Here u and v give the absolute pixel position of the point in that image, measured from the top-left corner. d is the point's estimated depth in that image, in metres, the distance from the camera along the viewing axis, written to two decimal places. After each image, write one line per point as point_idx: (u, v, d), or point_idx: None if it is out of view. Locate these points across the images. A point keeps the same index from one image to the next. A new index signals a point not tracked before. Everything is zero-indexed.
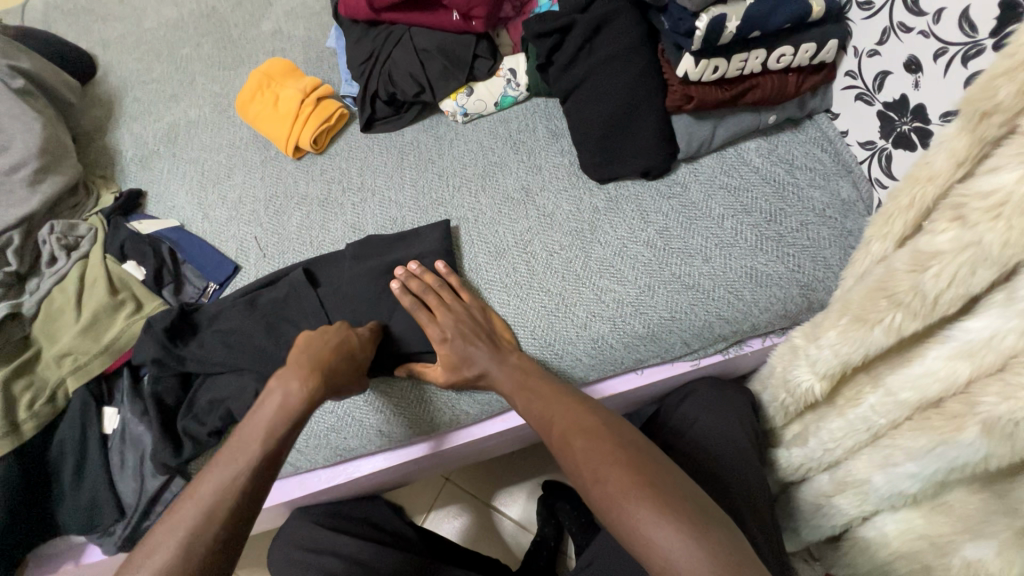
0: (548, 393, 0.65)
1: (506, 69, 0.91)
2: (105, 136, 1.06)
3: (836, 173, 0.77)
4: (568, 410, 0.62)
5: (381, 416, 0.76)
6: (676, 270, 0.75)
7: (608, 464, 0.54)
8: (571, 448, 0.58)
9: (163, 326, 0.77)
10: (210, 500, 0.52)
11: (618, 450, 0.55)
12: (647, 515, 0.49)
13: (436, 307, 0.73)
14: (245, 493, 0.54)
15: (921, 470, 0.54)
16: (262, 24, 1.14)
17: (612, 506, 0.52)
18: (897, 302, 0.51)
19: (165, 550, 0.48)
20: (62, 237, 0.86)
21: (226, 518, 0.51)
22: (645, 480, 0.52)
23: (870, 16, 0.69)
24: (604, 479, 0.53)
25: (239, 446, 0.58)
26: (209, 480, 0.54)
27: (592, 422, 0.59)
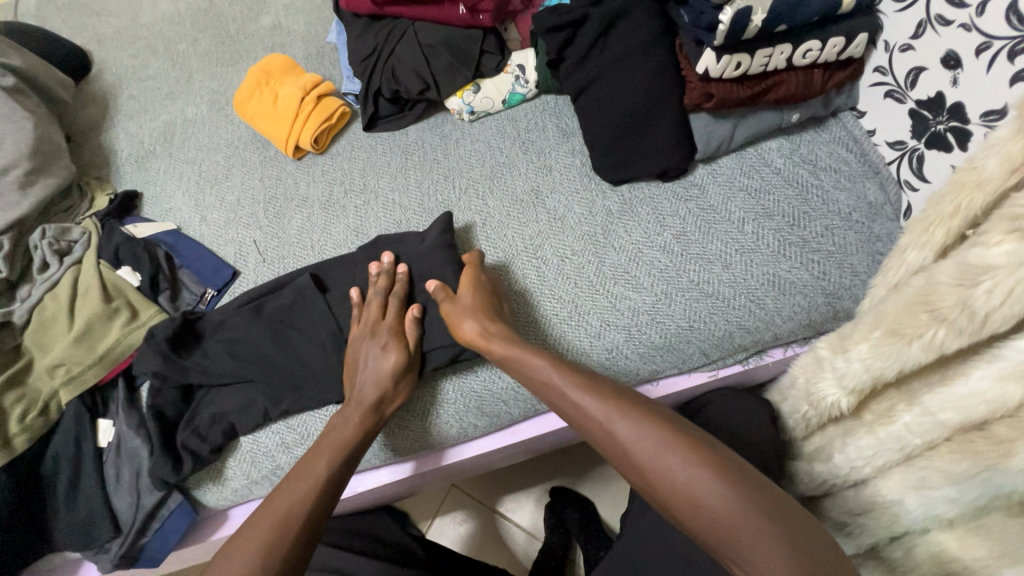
0: (592, 381, 0.59)
1: (514, 64, 0.87)
2: (99, 135, 1.02)
3: (862, 175, 0.74)
4: (619, 397, 0.56)
5: (408, 419, 0.73)
6: (696, 277, 0.72)
7: (680, 456, 0.50)
8: (631, 441, 0.53)
9: (166, 336, 0.74)
10: (283, 513, 0.58)
11: (688, 439, 0.51)
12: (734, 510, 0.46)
13: (464, 280, 0.72)
14: (305, 522, 0.58)
15: (961, 495, 0.51)
16: (261, 18, 1.10)
17: (692, 499, 0.48)
18: (940, 317, 0.47)
19: (246, 554, 0.54)
20: (54, 241, 0.82)
21: (286, 549, 0.55)
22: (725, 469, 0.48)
23: (904, 8, 0.65)
24: (682, 470, 0.49)
25: (303, 473, 0.62)
26: (283, 495, 0.60)
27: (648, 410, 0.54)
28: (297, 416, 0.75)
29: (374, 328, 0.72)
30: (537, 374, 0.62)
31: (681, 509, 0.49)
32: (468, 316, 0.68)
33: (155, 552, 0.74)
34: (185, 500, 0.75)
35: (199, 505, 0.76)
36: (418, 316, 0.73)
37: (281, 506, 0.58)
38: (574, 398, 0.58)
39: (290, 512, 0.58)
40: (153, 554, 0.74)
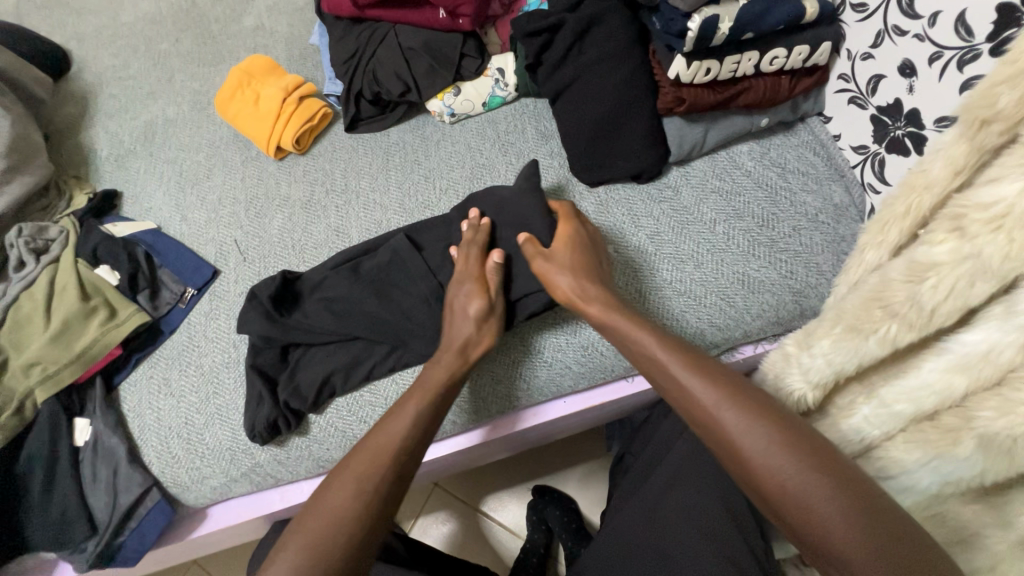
0: (688, 354, 0.58)
1: (494, 68, 0.88)
2: (78, 134, 1.02)
3: (828, 177, 0.76)
4: (719, 376, 0.55)
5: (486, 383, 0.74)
6: (668, 275, 0.74)
7: (782, 441, 0.48)
8: (738, 429, 0.50)
9: (268, 294, 0.75)
10: (374, 459, 0.58)
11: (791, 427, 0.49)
12: (841, 508, 0.44)
13: (558, 239, 0.72)
14: (396, 470, 0.58)
15: (915, 484, 0.53)
16: (244, 20, 1.10)
17: (793, 486, 0.46)
18: (893, 312, 0.49)
19: (340, 495, 0.55)
20: (31, 240, 0.82)
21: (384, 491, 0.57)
22: (829, 465, 0.47)
23: (864, 18, 0.68)
24: (778, 456, 0.47)
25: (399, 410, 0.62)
26: (375, 440, 0.60)
27: (745, 390, 0.53)
28: None
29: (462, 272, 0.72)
30: (634, 339, 0.61)
31: (769, 490, 0.47)
32: (564, 272, 0.68)
33: (132, 552, 0.73)
34: (164, 499, 0.75)
35: (178, 504, 0.76)
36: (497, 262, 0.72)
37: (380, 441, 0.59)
38: (672, 366, 0.57)
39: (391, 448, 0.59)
40: (129, 554, 0.73)
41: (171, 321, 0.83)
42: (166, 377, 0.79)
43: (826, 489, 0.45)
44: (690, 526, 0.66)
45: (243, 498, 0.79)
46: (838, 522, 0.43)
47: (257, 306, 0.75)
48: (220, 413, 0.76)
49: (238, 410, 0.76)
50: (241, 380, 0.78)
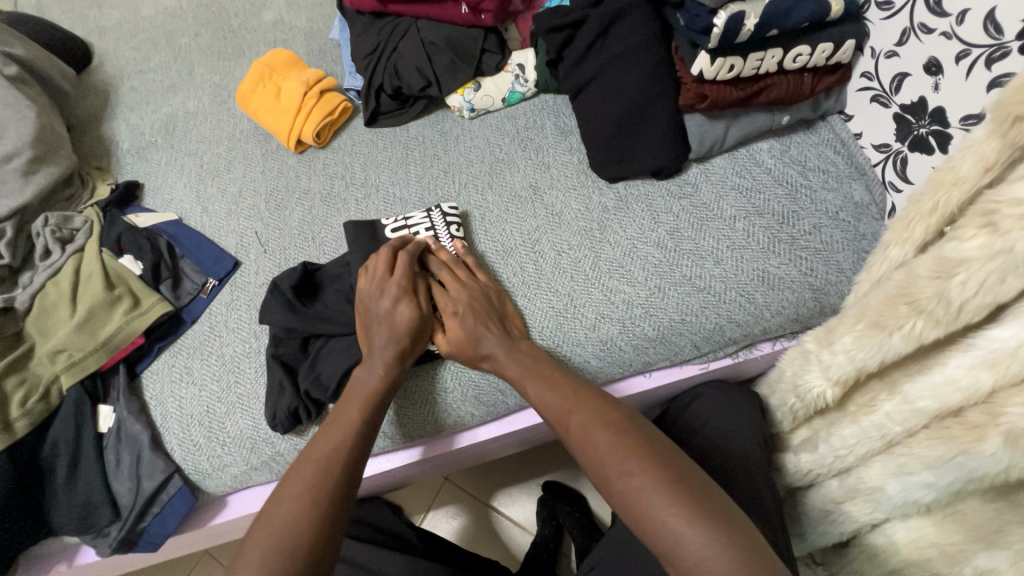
0: (560, 383, 0.64)
1: (514, 64, 0.89)
2: (100, 126, 1.03)
3: (849, 176, 0.76)
4: (577, 403, 0.62)
5: (414, 414, 0.74)
6: (687, 271, 0.74)
7: (626, 457, 0.54)
8: (581, 441, 0.58)
9: (291, 285, 0.77)
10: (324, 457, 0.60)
11: (639, 443, 0.55)
12: (675, 513, 0.49)
13: (450, 283, 0.72)
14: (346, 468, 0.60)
15: (938, 480, 0.53)
16: (264, 14, 1.11)
17: (634, 498, 0.51)
18: (919, 309, 0.50)
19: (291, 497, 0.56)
20: (56, 229, 0.83)
21: (328, 493, 0.57)
22: (669, 474, 0.52)
23: (889, 16, 0.68)
24: (620, 476, 0.53)
25: (337, 423, 0.63)
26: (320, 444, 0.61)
27: (603, 414, 0.59)
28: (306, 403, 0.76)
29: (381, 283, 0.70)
30: (516, 377, 0.67)
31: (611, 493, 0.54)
32: (455, 318, 0.69)
33: (154, 537, 0.74)
34: (185, 486, 0.76)
35: (199, 491, 0.77)
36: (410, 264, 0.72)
37: (313, 454, 0.60)
38: (545, 399, 0.64)
39: (331, 458, 0.60)
40: (152, 538, 0.74)
41: (192, 311, 0.84)
42: (188, 366, 0.80)
43: (661, 499, 0.50)
44: None
45: (265, 486, 0.80)
46: (673, 526, 0.48)
47: (280, 296, 0.76)
48: (240, 401, 0.77)
49: (258, 398, 0.77)
50: (261, 369, 0.79)
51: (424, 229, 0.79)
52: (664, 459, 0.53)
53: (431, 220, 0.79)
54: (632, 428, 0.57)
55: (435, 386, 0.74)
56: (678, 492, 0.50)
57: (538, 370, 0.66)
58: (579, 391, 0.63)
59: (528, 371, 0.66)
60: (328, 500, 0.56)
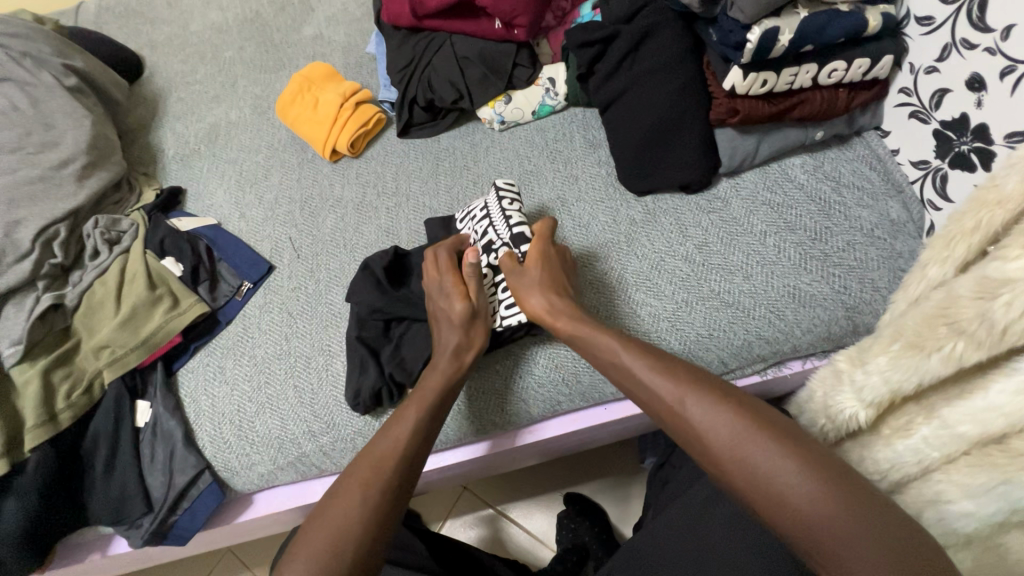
0: (668, 365, 0.58)
1: (545, 77, 0.90)
2: (149, 134, 1.08)
3: (885, 193, 0.75)
4: (690, 375, 0.56)
5: (481, 403, 0.75)
6: (716, 287, 0.73)
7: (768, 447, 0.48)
8: (704, 421, 0.51)
9: (382, 266, 0.81)
10: (376, 465, 0.60)
11: (777, 430, 0.49)
12: (833, 517, 0.43)
13: (532, 256, 0.74)
14: (398, 477, 0.60)
15: (979, 510, 0.51)
16: (304, 29, 1.16)
17: (779, 487, 0.45)
18: (959, 330, 0.49)
19: (342, 510, 0.56)
20: (105, 231, 0.87)
21: (379, 506, 0.57)
22: (817, 467, 0.46)
23: (929, 31, 0.66)
24: (766, 458, 0.47)
25: (392, 430, 0.63)
26: (373, 451, 0.62)
27: (727, 394, 0.53)
28: (325, 406, 0.78)
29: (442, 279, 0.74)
30: (611, 352, 0.63)
31: (748, 478, 0.47)
32: (534, 292, 0.70)
33: (183, 531, 0.77)
34: (215, 482, 0.78)
35: (227, 488, 0.79)
36: (474, 262, 0.74)
37: (374, 450, 0.61)
38: (652, 380, 0.57)
39: (391, 457, 0.61)
40: (182, 532, 0.76)
41: (227, 312, 0.87)
42: (222, 365, 0.83)
43: (818, 501, 0.44)
44: (734, 540, 0.64)
45: (290, 488, 0.81)
46: (833, 531, 0.43)
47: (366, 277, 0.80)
48: (270, 401, 0.79)
49: (287, 399, 0.79)
50: (292, 370, 0.81)
51: (480, 212, 0.80)
52: (808, 450, 0.47)
53: (488, 205, 0.80)
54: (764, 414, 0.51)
55: (507, 378, 0.75)
56: (835, 491, 0.44)
57: (644, 352, 0.61)
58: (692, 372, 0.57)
59: (627, 348, 0.62)
60: (376, 508, 0.57)
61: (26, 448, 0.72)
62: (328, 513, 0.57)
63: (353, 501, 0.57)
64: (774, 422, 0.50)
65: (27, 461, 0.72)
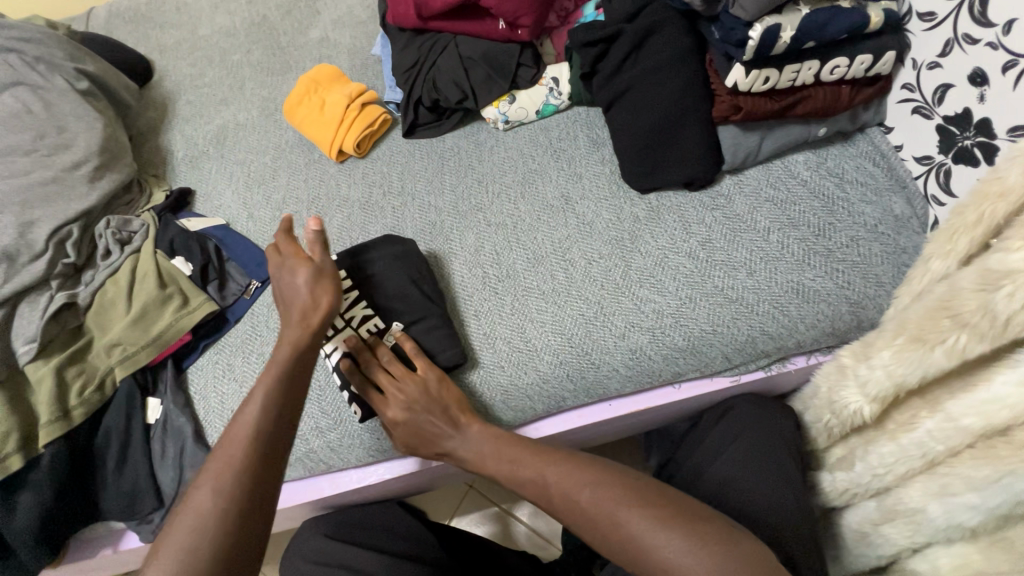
0: (521, 456, 0.64)
1: (549, 77, 0.91)
2: (158, 136, 1.10)
3: (889, 189, 0.75)
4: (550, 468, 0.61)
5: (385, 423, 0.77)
6: (719, 283, 0.74)
7: (615, 498, 0.55)
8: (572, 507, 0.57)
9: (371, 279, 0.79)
10: (237, 448, 0.55)
11: (618, 479, 0.57)
12: (674, 541, 0.50)
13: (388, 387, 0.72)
14: (260, 455, 0.55)
15: (983, 502, 0.51)
16: (311, 32, 1.17)
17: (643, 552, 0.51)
18: (962, 323, 0.49)
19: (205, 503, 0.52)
20: (116, 231, 0.89)
21: (243, 488, 0.53)
22: (651, 497, 0.55)
23: (932, 27, 0.67)
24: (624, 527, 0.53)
25: (248, 408, 0.59)
26: (232, 435, 0.57)
27: (577, 462, 0.60)
28: (332, 402, 0.78)
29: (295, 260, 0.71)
30: (478, 456, 0.67)
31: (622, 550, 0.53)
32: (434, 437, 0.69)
33: None
34: None
35: None
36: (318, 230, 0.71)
37: (233, 436, 0.56)
38: (518, 473, 0.63)
39: (247, 444, 0.56)
40: None
41: (236, 310, 0.88)
42: (231, 363, 0.84)
43: (665, 531, 0.51)
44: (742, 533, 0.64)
45: (296, 483, 0.82)
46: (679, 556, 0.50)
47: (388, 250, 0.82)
48: None
49: None
50: None
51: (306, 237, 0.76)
52: (645, 487, 0.56)
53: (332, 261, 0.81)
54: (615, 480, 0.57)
55: None
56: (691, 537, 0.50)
57: (507, 452, 0.65)
58: (544, 451, 0.64)
59: (488, 448, 0.67)
60: (241, 493, 0.53)
61: (39, 444, 0.74)
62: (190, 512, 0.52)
63: (214, 492, 0.52)
64: (633, 488, 0.56)
65: (41, 456, 0.73)
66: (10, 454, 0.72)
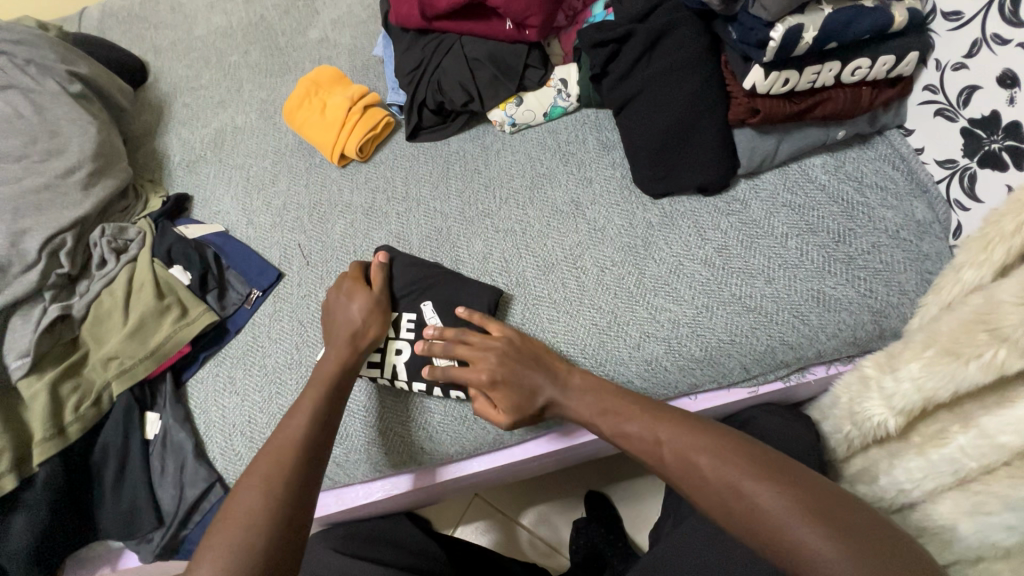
0: (634, 411, 0.61)
1: (557, 79, 0.88)
2: (154, 140, 1.07)
3: (910, 193, 0.73)
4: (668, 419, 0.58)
5: (388, 440, 0.74)
6: (737, 291, 0.72)
7: (745, 469, 0.50)
8: (693, 464, 0.53)
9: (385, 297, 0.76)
10: (285, 445, 0.61)
11: (749, 453, 0.52)
12: (815, 527, 0.45)
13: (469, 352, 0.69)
14: (303, 452, 0.61)
15: (1021, 522, 0.49)
16: (310, 32, 1.14)
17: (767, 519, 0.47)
18: (1000, 337, 0.48)
19: (250, 490, 0.57)
20: (112, 240, 0.86)
21: (288, 480, 0.58)
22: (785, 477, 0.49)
23: (957, 27, 0.65)
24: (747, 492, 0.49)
25: (295, 410, 0.65)
26: (278, 433, 0.63)
27: (698, 427, 0.56)
28: None
29: (338, 283, 0.76)
30: (587, 410, 0.64)
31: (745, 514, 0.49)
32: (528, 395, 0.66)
33: (194, 545, 0.75)
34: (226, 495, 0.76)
35: None
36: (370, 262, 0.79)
37: (280, 436, 0.62)
38: (633, 429, 0.59)
39: (285, 452, 0.61)
40: (193, 546, 0.75)
41: (236, 321, 0.85)
42: (231, 375, 0.81)
43: (791, 511, 0.47)
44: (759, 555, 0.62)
45: None
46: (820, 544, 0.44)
47: (410, 259, 0.79)
48: (280, 413, 0.77)
49: None
50: (303, 380, 0.79)
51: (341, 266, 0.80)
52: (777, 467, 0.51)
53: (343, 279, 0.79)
54: (743, 447, 0.53)
55: (409, 419, 0.75)
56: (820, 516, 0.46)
57: (607, 404, 0.63)
58: (664, 412, 0.60)
59: (596, 404, 0.64)
60: (286, 484, 0.58)
61: (34, 463, 0.71)
62: (237, 498, 0.57)
63: (261, 477, 0.58)
64: (760, 457, 0.52)
65: (36, 475, 0.71)
66: (3, 474, 0.69)
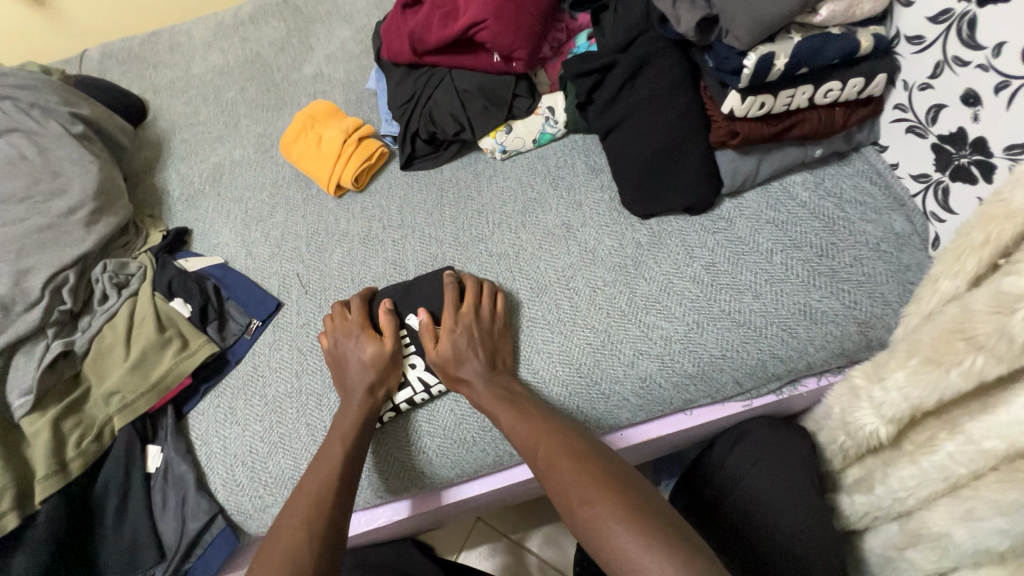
0: (524, 411, 0.67)
1: (545, 106, 0.91)
2: (153, 176, 1.09)
3: (888, 207, 0.75)
4: (541, 426, 0.64)
5: (389, 468, 0.75)
6: (726, 307, 0.73)
7: (590, 487, 0.55)
8: (550, 475, 0.59)
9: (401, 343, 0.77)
10: (316, 493, 0.63)
11: (599, 469, 0.57)
12: (635, 541, 0.50)
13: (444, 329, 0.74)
14: (336, 498, 0.63)
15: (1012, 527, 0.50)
16: (305, 68, 1.18)
17: (592, 526, 0.53)
18: (977, 344, 0.50)
19: (286, 540, 0.58)
20: (113, 275, 0.87)
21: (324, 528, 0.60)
22: (623, 499, 0.54)
23: (921, 50, 0.68)
24: (582, 505, 0.55)
25: (321, 460, 0.67)
26: (307, 484, 0.65)
27: (569, 442, 0.61)
28: None
29: (346, 325, 0.77)
30: (490, 407, 0.68)
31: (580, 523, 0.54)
32: (465, 361, 0.71)
33: None
34: (228, 527, 0.76)
35: (241, 531, 0.78)
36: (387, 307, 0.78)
37: (308, 488, 0.64)
38: (518, 432, 0.65)
39: (322, 494, 0.63)
40: None
41: (237, 351, 0.86)
42: (232, 407, 0.82)
43: (615, 523, 0.52)
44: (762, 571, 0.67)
45: None
46: (631, 553, 0.49)
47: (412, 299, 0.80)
48: (281, 443, 0.78)
49: (300, 438, 0.78)
50: (304, 409, 0.80)
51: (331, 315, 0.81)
52: (623, 487, 0.55)
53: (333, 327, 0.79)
54: (593, 461, 0.59)
55: (411, 445, 0.75)
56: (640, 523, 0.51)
57: (503, 397, 0.69)
58: (550, 423, 0.65)
59: (502, 403, 0.68)
60: (321, 533, 0.59)
61: (36, 500, 0.72)
62: (274, 550, 0.58)
63: (294, 529, 0.59)
64: (602, 468, 0.58)
65: (38, 512, 0.71)
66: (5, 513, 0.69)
